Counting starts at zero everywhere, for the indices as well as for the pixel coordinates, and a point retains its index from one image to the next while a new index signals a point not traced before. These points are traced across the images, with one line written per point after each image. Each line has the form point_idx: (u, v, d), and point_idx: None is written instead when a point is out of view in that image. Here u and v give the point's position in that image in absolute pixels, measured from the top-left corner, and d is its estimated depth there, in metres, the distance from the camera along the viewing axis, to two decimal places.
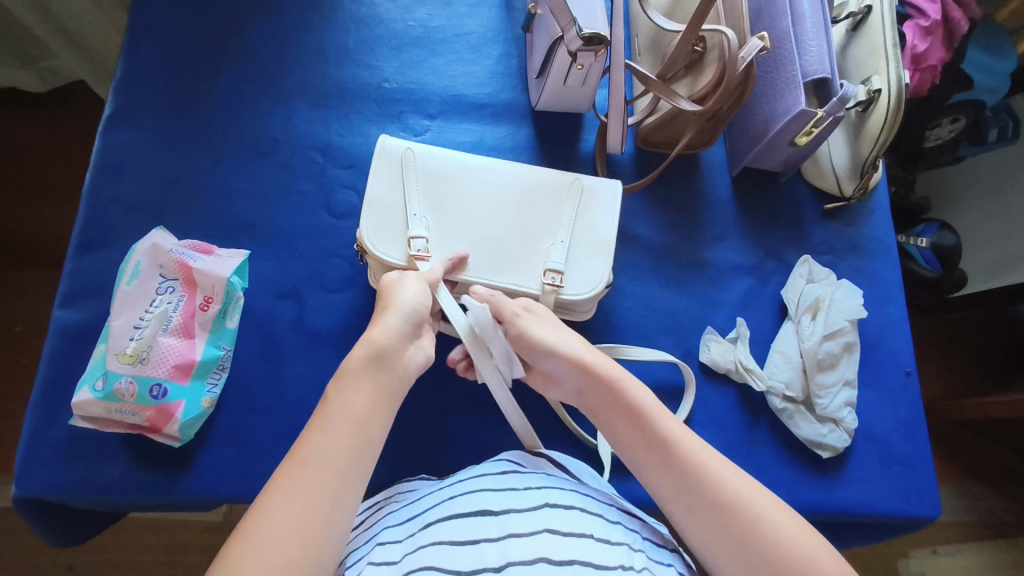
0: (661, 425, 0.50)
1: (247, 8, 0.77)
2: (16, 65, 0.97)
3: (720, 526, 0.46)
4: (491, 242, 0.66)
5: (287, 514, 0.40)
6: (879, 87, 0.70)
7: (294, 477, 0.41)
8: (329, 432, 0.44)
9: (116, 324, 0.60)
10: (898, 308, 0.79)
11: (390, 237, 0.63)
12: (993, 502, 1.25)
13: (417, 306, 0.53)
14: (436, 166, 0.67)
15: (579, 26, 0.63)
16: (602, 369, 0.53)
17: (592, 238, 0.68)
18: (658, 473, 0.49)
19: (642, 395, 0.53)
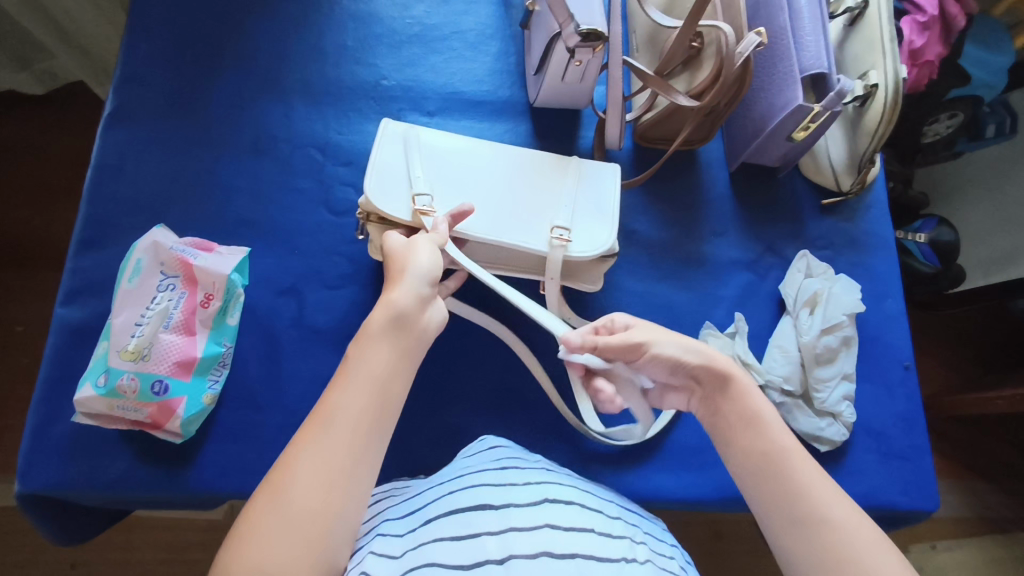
0: (775, 436, 0.48)
1: (245, 7, 0.77)
2: (15, 67, 0.98)
3: (812, 549, 0.43)
4: (495, 206, 0.66)
5: (305, 474, 0.39)
6: (876, 81, 0.70)
7: (313, 436, 0.41)
8: (348, 390, 0.43)
9: (117, 321, 0.60)
10: (896, 302, 0.79)
11: (394, 197, 0.63)
12: (993, 496, 1.25)
13: (430, 272, 0.50)
14: (440, 138, 0.68)
15: (576, 23, 0.63)
16: (739, 372, 0.51)
17: (595, 207, 0.69)
18: (756, 488, 0.47)
19: (760, 398, 0.50)
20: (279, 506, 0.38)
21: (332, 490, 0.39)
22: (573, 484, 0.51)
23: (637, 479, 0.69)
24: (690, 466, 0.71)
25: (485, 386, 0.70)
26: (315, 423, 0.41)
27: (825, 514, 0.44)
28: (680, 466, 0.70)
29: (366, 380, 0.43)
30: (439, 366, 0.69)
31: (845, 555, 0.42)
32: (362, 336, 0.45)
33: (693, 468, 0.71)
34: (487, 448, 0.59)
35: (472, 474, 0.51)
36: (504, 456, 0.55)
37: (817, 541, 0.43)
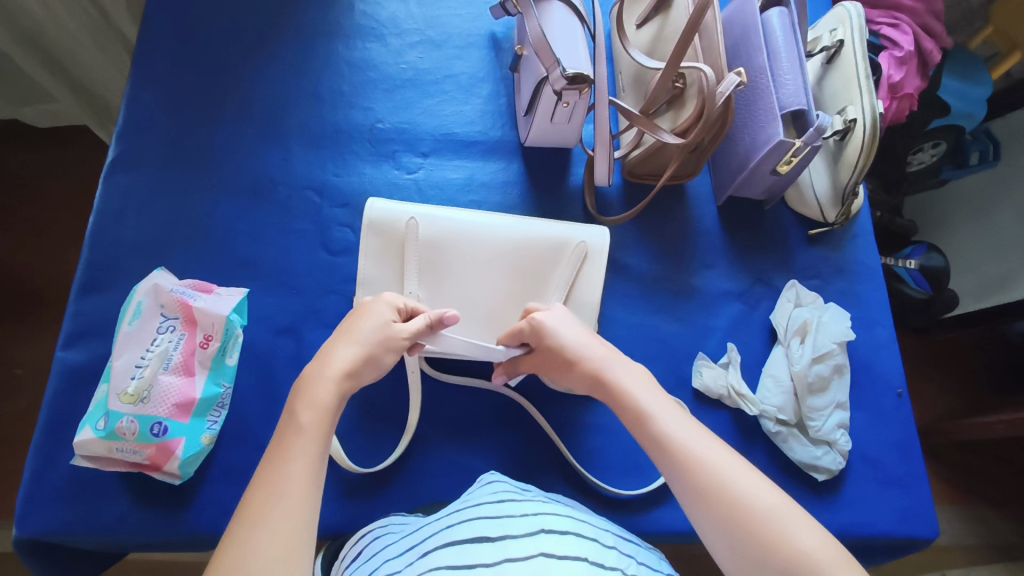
0: (660, 420, 0.50)
1: (245, 56, 0.80)
2: (17, 103, 1.01)
3: (731, 527, 0.43)
4: (478, 319, 0.70)
5: (272, 523, 0.39)
6: (854, 116, 0.73)
7: (265, 503, 0.40)
8: (304, 459, 0.43)
9: (117, 363, 0.61)
10: (886, 329, 0.80)
11: None
12: (998, 523, 1.25)
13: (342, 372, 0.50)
14: (435, 237, 0.70)
15: (562, 67, 0.66)
16: (617, 374, 0.54)
17: (578, 301, 0.71)
18: (676, 471, 0.47)
19: (637, 388, 0.53)
20: (239, 564, 0.37)
21: (293, 550, 0.39)
22: (570, 516, 0.51)
23: (634, 512, 0.69)
24: None
25: (483, 418, 0.70)
26: (260, 488, 0.41)
27: (728, 485, 0.45)
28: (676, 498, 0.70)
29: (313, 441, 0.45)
30: (436, 402, 0.70)
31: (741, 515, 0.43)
32: (304, 410, 0.46)
33: None
34: (482, 484, 0.59)
35: (471, 507, 0.52)
36: (502, 490, 0.55)
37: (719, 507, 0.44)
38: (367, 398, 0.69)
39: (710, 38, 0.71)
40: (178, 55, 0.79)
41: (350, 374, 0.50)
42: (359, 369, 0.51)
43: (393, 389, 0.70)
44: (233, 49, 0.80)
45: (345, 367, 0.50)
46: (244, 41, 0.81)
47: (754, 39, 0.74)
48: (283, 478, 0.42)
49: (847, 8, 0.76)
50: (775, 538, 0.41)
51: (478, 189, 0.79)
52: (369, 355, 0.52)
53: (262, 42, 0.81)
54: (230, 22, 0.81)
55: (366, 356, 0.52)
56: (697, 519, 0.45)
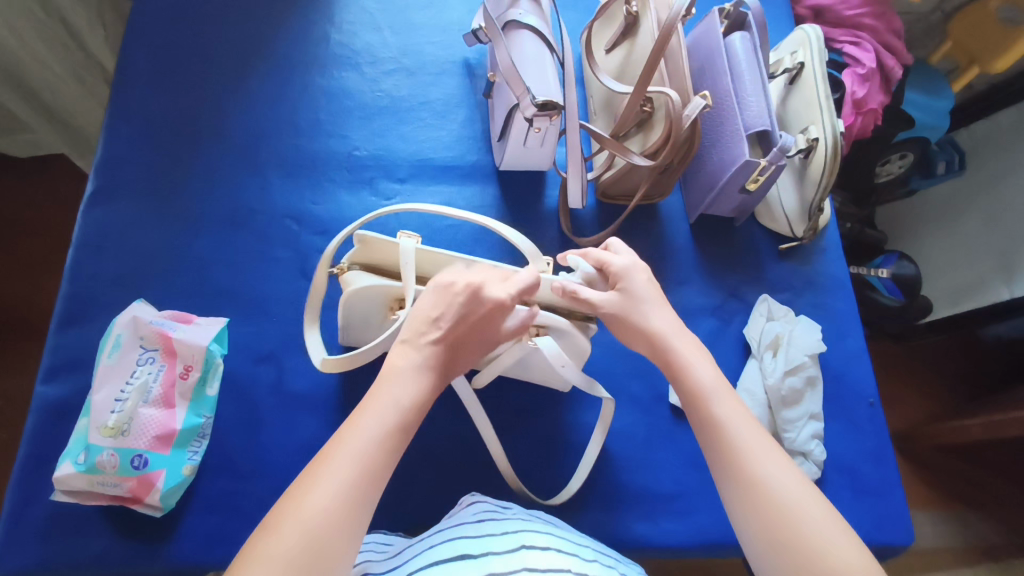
0: (714, 407, 0.52)
1: (222, 87, 0.81)
2: None
3: (766, 525, 0.45)
4: None
5: (308, 518, 0.40)
6: (816, 136, 0.76)
7: (308, 490, 0.41)
8: (375, 453, 0.44)
9: (97, 398, 0.61)
10: (856, 340, 0.82)
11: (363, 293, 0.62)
12: (980, 525, 1.28)
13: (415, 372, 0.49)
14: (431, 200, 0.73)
15: (533, 94, 0.67)
16: (678, 350, 0.56)
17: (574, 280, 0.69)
18: (723, 460, 0.49)
19: (699, 373, 0.54)
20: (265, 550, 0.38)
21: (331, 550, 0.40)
22: (551, 532, 0.52)
23: (615, 529, 0.70)
24: (666, 512, 0.71)
25: (465, 440, 0.71)
26: (313, 474, 0.42)
27: (769, 484, 0.46)
28: (657, 513, 0.71)
29: (391, 420, 0.46)
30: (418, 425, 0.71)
31: (778, 516, 0.45)
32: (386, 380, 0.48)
33: (670, 515, 0.71)
34: (464, 505, 0.60)
35: (454, 527, 0.52)
36: (483, 509, 0.56)
37: (756, 502, 0.46)
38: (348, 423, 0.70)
39: (675, 63, 0.74)
40: (157, 87, 0.80)
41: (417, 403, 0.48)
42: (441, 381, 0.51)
43: None
44: (211, 81, 0.81)
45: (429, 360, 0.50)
46: (222, 73, 0.82)
47: (718, 63, 0.76)
48: (355, 454, 0.43)
49: (807, 31, 0.79)
50: (808, 546, 0.43)
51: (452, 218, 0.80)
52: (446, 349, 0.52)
53: (239, 74, 0.82)
54: (208, 54, 0.82)
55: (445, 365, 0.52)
56: (734, 512, 0.47)
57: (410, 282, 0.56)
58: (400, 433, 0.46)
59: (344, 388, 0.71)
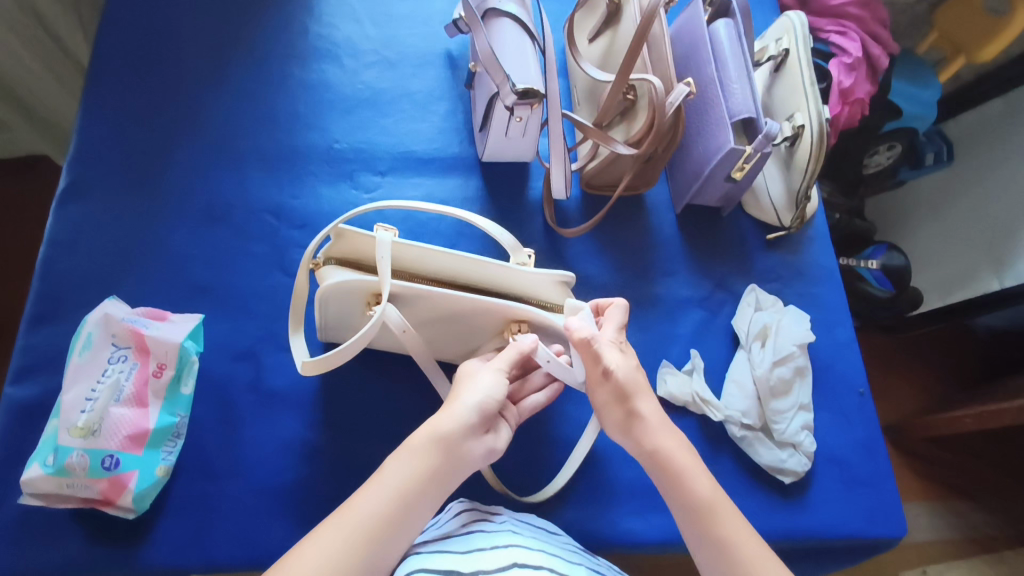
0: (699, 487, 0.52)
1: (198, 80, 0.80)
2: None
3: None
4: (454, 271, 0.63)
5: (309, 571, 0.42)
6: (802, 123, 0.75)
7: (315, 544, 0.44)
8: (383, 512, 0.46)
9: (67, 397, 0.59)
10: (845, 330, 0.81)
11: (337, 300, 0.60)
12: (974, 517, 1.28)
13: (435, 449, 0.50)
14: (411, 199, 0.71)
15: (512, 82, 0.66)
16: (646, 416, 0.54)
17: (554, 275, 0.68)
18: (708, 547, 0.50)
19: (674, 449, 0.54)
20: None
21: None
22: (543, 547, 0.52)
23: (603, 525, 0.68)
24: (655, 507, 0.70)
25: None
26: (325, 527, 0.45)
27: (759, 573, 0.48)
28: (644, 509, 0.69)
29: (388, 506, 0.47)
30: (401, 421, 0.69)
31: None
32: (399, 454, 0.50)
33: (659, 509, 0.70)
34: (452, 509, 0.59)
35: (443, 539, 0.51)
36: (472, 519, 0.55)
37: None
38: (327, 421, 0.68)
39: (658, 50, 0.73)
40: (130, 81, 0.78)
41: (425, 481, 0.49)
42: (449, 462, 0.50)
43: (355, 412, 0.69)
44: (187, 73, 0.80)
45: (445, 440, 0.50)
46: (198, 66, 0.80)
47: (702, 50, 0.75)
48: (359, 518, 0.46)
49: (791, 17, 0.77)
50: None
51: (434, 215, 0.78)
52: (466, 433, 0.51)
53: (216, 66, 0.81)
54: (183, 46, 0.80)
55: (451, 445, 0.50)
56: None
57: (387, 277, 0.56)
58: (413, 496, 0.48)
59: (324, 385, 0.69)
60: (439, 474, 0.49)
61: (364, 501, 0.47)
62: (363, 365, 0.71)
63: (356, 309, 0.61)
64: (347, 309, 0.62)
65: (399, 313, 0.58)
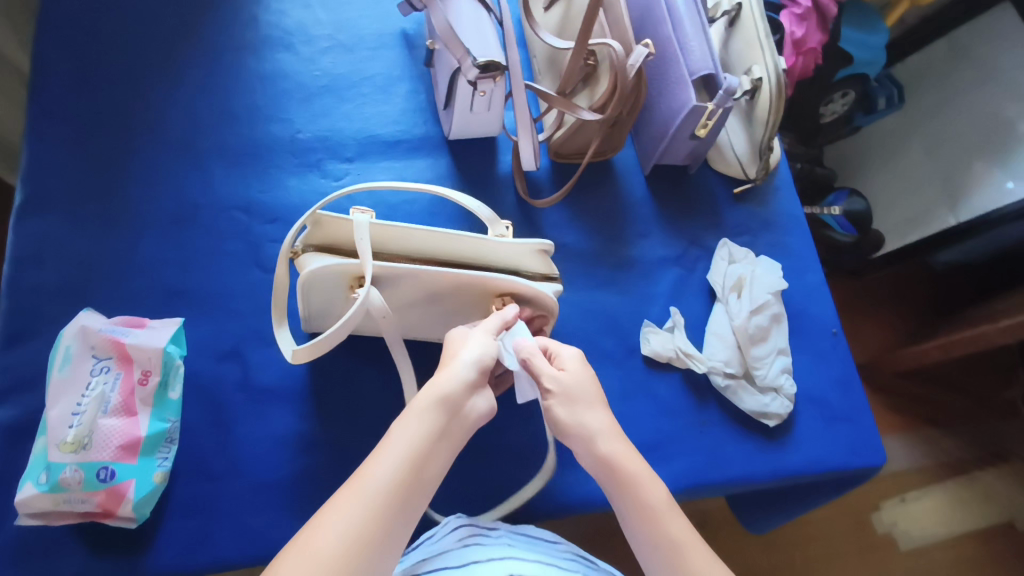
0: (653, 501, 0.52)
1: (149, 80, 0.77)
2: None
3: None
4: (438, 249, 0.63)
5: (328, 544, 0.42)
6: (760, 75, 0.76)
7: (330, 521, 0.43)
8: (400, 473, 0.46)
9: (53, 414, 0.58)
10: (815, 274, 0.84)
11: (320, 286, 0.60)
12: (946, 442, 1.36)
13: (438, 407, 0.50)
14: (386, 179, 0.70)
15: (473, 56, 0.66)
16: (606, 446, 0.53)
17: None
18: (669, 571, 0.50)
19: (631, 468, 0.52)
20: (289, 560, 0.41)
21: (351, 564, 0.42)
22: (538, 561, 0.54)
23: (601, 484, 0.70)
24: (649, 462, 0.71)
25: None
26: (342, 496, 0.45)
27: None
28: None
29: (402, 472, 0.47)
30: (394, 405, 0.70)
31: None
32: (402, 418, 0.49)
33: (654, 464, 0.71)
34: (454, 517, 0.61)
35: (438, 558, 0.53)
36: (472, 534, 0.57)
37: None
38: (321, 411, 0.68)
39: (614, 13, 0.73)
40: (78, 85, 0.75)
41: (433, 440, 0.49)
42: (450, 421, 0.50)
43: (348, 400, 0.69)
44: (137, 74, 0.77)
45: (445, 400, 0.50)
46: (148, 65, 0.78)
47: (657, 11, 0.76)
48: (375, 483, 0.45)
49: None
50: None
51: (407, 201, 0.78)
52: (464, 391, 0.52)
53: (166, 64, 0.78)
54: (129, 46, 0.78)
55: (451, 404, 0.50)
56: None
57: (370, 260, 0.55)
58: (425, 457, 0.48)
59: (313, 376, 0.69)
60: (443, 432, 0.50)
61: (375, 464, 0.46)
62: (350, 353, 0.71)
63: (340, 293, 0.61)
64: (330, 295, 0.61)
65: (381, 297, 0.58)
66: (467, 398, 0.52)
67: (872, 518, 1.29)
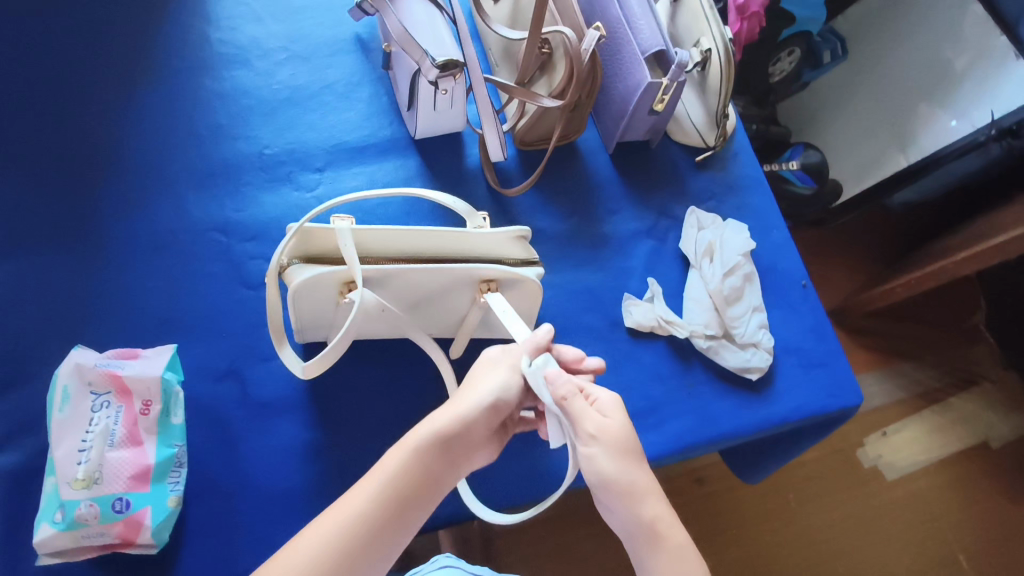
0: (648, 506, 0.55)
1: (108, 111, 0.77)
2: None
3: None
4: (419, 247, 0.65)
5: (296, 564, 0.48)
6: (708, 46, 0.79)
7: (303, 546, 0.49)
8: (385, 505, 0.52)
9: (58, 454, 0.59)
10: (781, 231, 0.88)
11: (310, 297, 0.61)
12: (918, 374, 1.43)
13: (439, 436, 0.55)
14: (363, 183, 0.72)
15: (431, 56, 0.67)
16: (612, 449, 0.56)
17: None
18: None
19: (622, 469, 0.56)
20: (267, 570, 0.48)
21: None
22: None
23: None
24: (643, 428, 0.74)
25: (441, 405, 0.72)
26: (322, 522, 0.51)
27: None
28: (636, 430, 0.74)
29: (385, 504, 0.52)
30: (394, 403, 0.72)
31: None
32: (400, 445, 0.54)
33: (648, 429, 0.74)
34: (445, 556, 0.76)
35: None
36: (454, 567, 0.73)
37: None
38: (323, 417, 0.70)
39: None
40: (36, 125, 0.74)
41: (427, 469, 0.54)
42: (449, 452, 0.56)
43: (348, 404, 0.71)
44: (95, 106, 0.77)
45: (446, 433, 0.56)
46: (104, 96, 0.77)
47: None
48: (349, 515, 0.51)
49: None
50: None
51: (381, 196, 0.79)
52: (470, 422, 0.57)
53: (122, 93, 0.78)
54: (82, 79, 0.77)
55: (456, 435, 0.56)
56: None
57: (356, 264, 0.57)
58: (415, 489, 0.53)
59: (311, 385, 0.71)
60: (439, 462, 0.55)
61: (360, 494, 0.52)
62: (344, 358, 0.73)
63: (331, 300, 0.63)
64: (320, 305, 0.63)
65: (374, 295, 0.61)
66: (474, 429, 0.57)
67: (859, 455, 1.36)
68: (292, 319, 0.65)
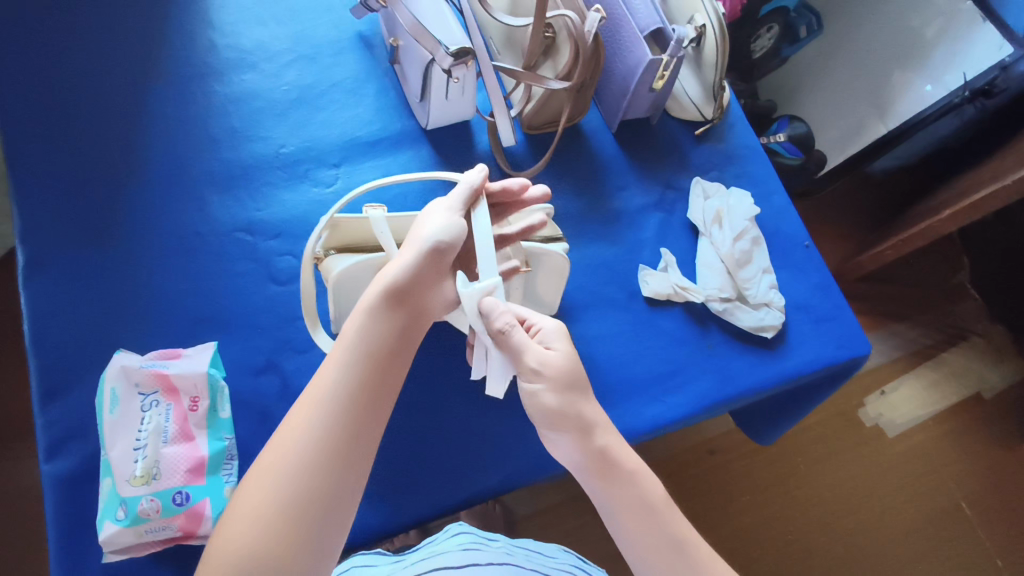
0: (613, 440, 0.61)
1: (123, 121, 0.78)
2: None
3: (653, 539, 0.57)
4: None
5: (279, 474, 0.48)
6: (703, 22, 0.83)
7: (281, 455, 0.49)
8: (360, 379, 0.54)
9: (114, 454, 0.60)
10: (781, 196, 0.91)
11: (353, 288, 0.65)
12: (911, 331, 1.49)
13: (389, 289, 0.57)
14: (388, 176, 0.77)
15: (444, 46, 0.70)
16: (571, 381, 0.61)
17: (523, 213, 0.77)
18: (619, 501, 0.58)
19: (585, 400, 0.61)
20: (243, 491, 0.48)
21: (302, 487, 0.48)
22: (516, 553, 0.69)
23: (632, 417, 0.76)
24: (668, 391, 0.77)
25: (476, 385, 0.75)
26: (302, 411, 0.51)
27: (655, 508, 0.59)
28: (661, 394, 0.77)
29: (354, 372, 0.54)
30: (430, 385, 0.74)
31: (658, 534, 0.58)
32: (357, 313, 0.56)
33: (673, 392, 0.77)
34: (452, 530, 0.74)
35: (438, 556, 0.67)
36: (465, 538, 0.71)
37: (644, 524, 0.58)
38: None
39: None
40: (55, 139, 0.76)
41: (388, 333, 0.57)
42: (399, 304, 0.58)
43: None
44: (111, 118, 0.78)
45: (395, 288, 0.58)
46: (118, 107, 0.78)
47: None
48: (324, 405, 0.52)
49: None
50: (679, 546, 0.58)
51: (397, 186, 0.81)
52: (418, 276, 0.59)
53: (136, 102, 0.79)
54: (96, 91, 0.78)
55: (403, 291, 0.58)
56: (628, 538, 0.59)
57: (394, 251, 0.61)
58: (379, 353, 0.55)
59: None
60: (394, 320, 0.57)
61: (328, 375, 0.53)
62: None
63: None
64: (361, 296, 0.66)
65: None
66: (421, 279, 0.59)
67: (860, 415, 1.41)
68: (330, 307, 0.67)
